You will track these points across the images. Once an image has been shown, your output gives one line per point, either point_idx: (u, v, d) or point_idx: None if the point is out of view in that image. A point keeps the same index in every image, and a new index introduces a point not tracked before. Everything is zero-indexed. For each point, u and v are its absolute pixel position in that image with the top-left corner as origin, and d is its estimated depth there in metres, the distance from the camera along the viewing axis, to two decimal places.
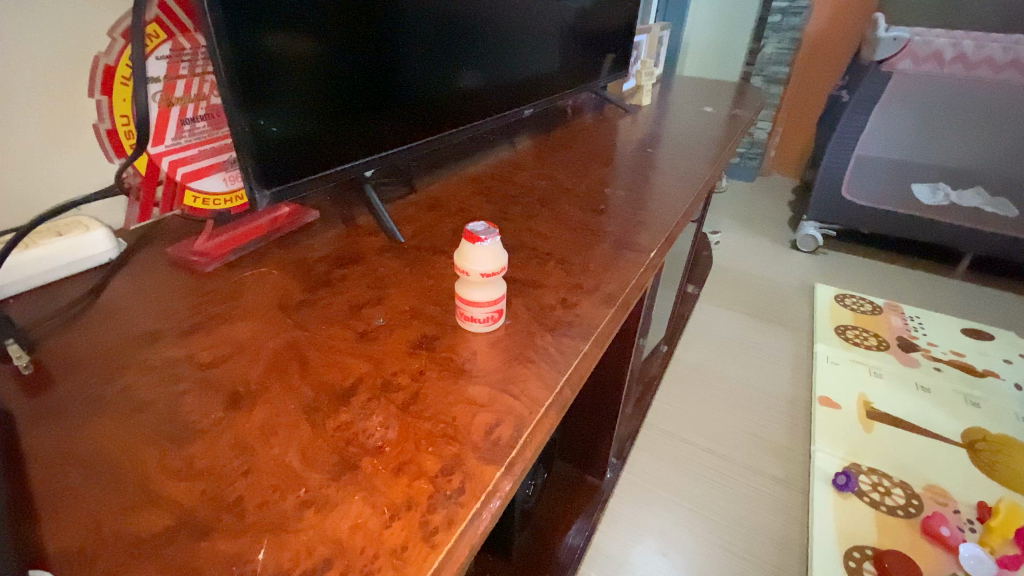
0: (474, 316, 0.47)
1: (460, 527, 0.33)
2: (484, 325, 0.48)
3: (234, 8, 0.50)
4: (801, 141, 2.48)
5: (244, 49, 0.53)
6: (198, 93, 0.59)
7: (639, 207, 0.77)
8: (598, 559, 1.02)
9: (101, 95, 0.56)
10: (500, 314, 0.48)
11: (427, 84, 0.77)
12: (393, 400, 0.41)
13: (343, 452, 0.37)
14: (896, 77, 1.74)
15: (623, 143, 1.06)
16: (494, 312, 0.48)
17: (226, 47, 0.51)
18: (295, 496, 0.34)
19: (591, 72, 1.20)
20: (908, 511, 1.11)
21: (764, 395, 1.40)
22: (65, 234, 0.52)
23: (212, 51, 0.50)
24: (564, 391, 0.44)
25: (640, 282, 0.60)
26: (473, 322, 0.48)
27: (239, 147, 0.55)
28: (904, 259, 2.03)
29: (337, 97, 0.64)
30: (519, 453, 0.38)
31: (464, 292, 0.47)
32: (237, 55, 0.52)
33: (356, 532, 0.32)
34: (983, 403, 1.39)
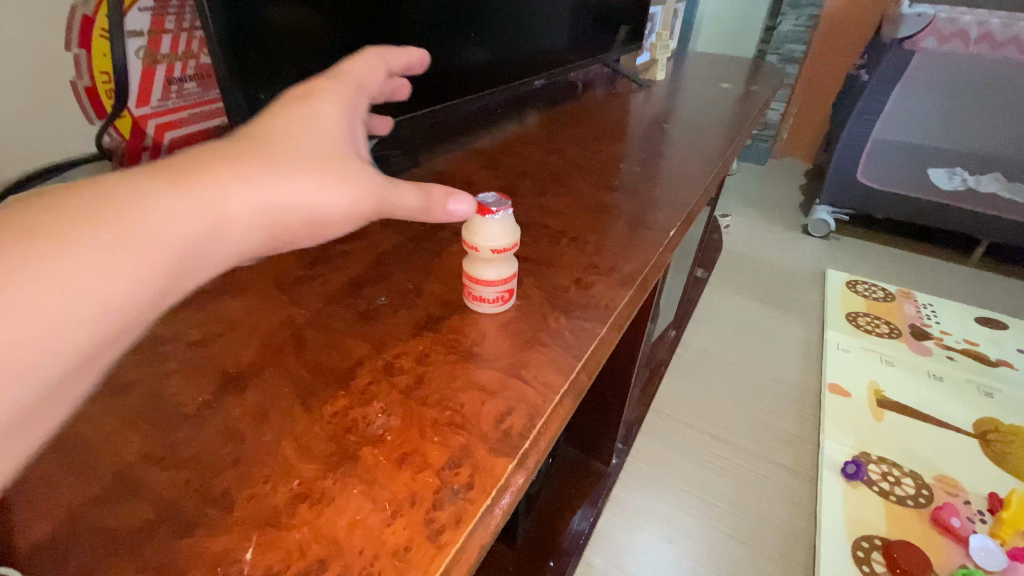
0: (483, 295, 0.44)
1: (468, 527, 0.30)
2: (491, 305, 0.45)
3: None
4: (816, 122, 2.41)
5: (238, 14, 0.49)
6: (186, 51, 0.54)
7: (655, 185, 0.74)
8: (602, 543, 1.00)
9: (79, 49, 0.48)
10: (511, 293, 0.45)
11: (434, 55, 0.73)
12: (396, 384, 0.38)
13: (341, 440, 0.34)
14: (917, 56, 1.63)
15: (636, 120, 1.01)
16: (505, 291, 0.44)
17: (221, 14, 0.48)
18: (288, 489, 0.31)
19: (603, 45, 1.15)
20: (918, 501, 1.09)
21: (773, 381, 1.37)
22: None
23: (204, 19, 0.47)
24: (580, 378, 0.41)
25: (659, 263, 0.57)
26: (481, 303, 0.45)
27: (233, 117, 0.52)
28: (918, 245, 1.99)
29: (340, 66, 0.61)
30: (533, 444, 0.35)
31: (472, 270, 0.44)
32: (234, 24, 0.49)
33: (354, 530, 0.29)
34: (996, 393, 1.36)
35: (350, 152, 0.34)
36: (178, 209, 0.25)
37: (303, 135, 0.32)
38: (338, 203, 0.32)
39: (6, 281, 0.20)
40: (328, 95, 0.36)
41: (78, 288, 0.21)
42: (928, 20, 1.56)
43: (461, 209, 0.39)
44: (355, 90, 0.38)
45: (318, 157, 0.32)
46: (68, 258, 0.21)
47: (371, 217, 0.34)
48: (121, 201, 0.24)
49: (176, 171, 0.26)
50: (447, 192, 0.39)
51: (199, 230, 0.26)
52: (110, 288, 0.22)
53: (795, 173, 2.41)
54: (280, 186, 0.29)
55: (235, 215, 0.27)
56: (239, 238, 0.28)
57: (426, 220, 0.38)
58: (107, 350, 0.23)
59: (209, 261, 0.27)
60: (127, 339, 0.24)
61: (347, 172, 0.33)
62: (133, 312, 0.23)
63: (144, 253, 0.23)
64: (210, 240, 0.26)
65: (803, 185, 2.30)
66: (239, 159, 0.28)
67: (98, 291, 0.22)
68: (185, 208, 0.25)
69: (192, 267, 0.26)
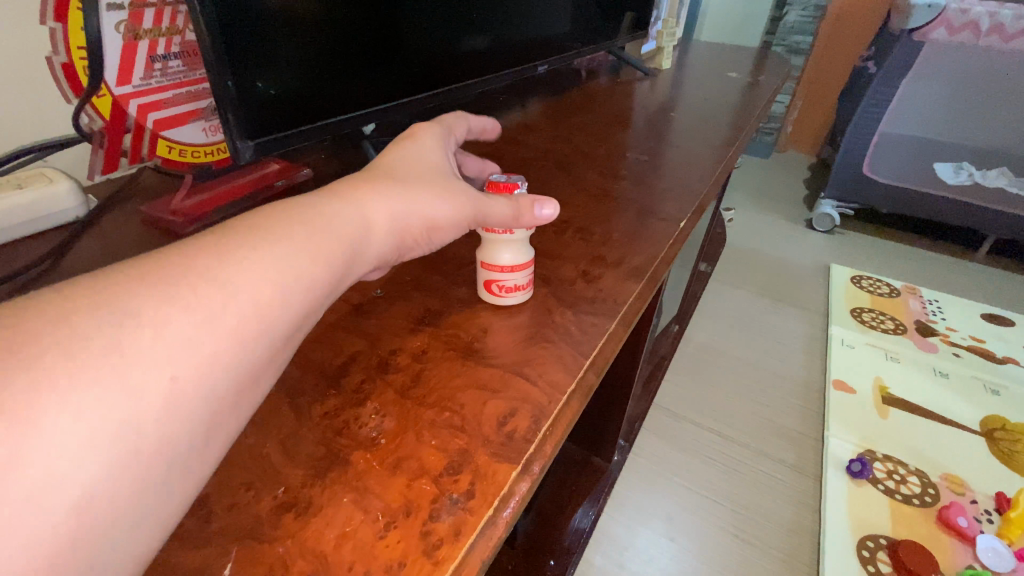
0: (503, 280, 0.42)
1: (467, 541, 0.27)
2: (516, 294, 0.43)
3: None
4: (821, 115, 2.38)
5: None
6: (170, 26, 0.51)
7: (661, 175, 0.71)
8: (603, 541, 0.99)
9: (54, 22, 0.45)
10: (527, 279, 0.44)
11: (432, 38, 0.70)
12: (392, 383, 0.36)
13: (331, 443, 0.32)
14: (927, 47, 1.59)
15: (641, 109, 0.98)
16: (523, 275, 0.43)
17: None
18: (272, 497, 0.29)
19: (607, 32, 1.12)
20: (924, 500, 1.07)
21: (777, 377, 1.35)
22: (27, 187, 0.47)
23: None
24: (587, 376, 0.38)
25: (669, 255, 0.54)
26: (502, 289, 0.42)
27: (220, 98, 0.49)
28: (924, 241, 1.96)
29: (334, 46, 0.58)
30: (539, 448, 0.33)
31: (491, 254, 0.41)
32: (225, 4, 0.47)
33: (343, 544, 0.27)
34: (1003, 391, 1.34)
35: (452, 174, 0.40)
36: (340, 219, 0.32)
37: (416, 162, 0.39)
38: (442, 214, 0.37)
39: (200, 289, 0.25)
40: (427, 134, 0.43)
41: (280, 279, 0.27)
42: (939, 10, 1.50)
43: (544, 213, 0.41)
44: (447, 134, 0.45)
45: (431, 175, 0.38)
46: (242, 272, 0.26)
47: (473, 223, 0.40)
48: (299, 214, 0.30)
49: (332, 192, 0.33)
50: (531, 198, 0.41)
51: (356, 234, 0.32)
52: (300, 279, 0.28)
53: (800, 167, 2.37)
54: (408, 198, 0.36)
55: (379, 222, 0.34)
56: (381, 241, 0.34)
57: (518, 226, 0.40)
58: (295, 330, 0.29)
59: (361, 260, 0.33)
60: (309, 324, 0.30)
61: (448, 189, 0.38)
62: (311, 301, 0.29)
63: (322, 251, 0.30)
64: (361, 242, 0.33)
65: (808, 179, 2.27)
66: (374, 182, 0.35)
67: (291, 283, 0.28)
68: (344, 218, 0.32)
69: (351, 264, 0.32)
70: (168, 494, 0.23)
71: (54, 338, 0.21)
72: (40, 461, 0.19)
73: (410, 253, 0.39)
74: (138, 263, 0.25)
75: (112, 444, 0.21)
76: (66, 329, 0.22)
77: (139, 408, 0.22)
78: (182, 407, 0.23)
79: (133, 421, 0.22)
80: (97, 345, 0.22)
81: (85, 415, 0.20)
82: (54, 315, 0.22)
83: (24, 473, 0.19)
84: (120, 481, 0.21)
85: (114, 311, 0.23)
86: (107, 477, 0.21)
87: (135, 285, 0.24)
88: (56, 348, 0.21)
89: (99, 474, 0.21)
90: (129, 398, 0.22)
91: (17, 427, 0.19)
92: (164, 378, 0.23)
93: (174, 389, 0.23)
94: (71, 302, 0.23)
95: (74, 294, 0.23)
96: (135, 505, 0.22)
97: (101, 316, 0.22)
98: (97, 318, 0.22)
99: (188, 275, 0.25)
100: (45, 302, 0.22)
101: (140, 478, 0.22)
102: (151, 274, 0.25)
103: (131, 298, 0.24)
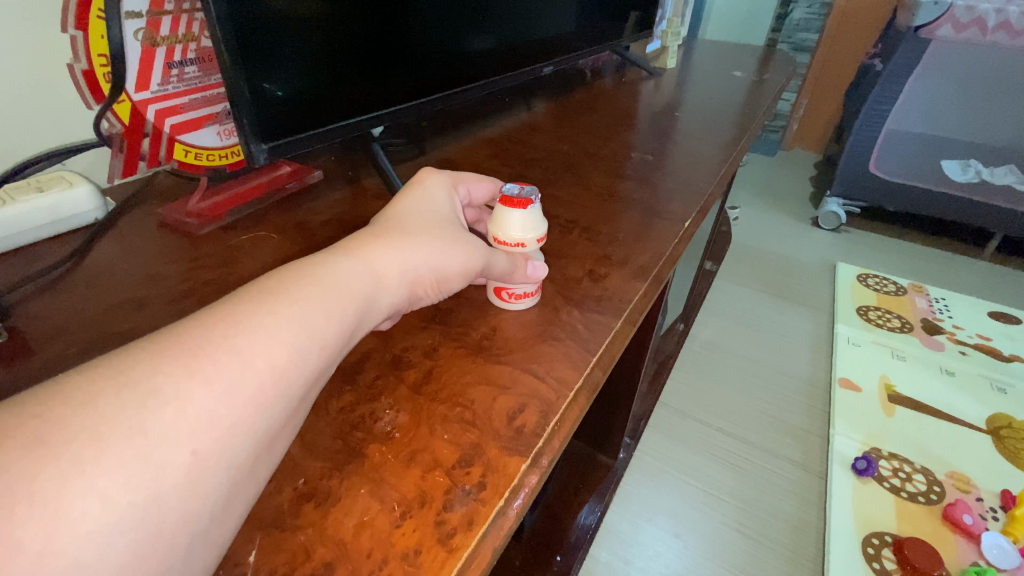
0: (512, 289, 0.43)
1: (481, 530, 0.28)
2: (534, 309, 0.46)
3: None
4: (828, 112, 2.37)
5: None
6: (187, 33, 0.52)
7: (666, 175, 0.71)
8: (609, 537, 1.00)
9: (75, 30, 0.46)
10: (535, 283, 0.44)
11: (438, 40, 0.71)
12: (404, 379, 0.37)
13: (348, 437, 0.33)
14: (933, 45, 1.59)
15: (646, 108, 0.99)
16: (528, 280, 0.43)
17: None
18: (292, 488, 0.30)
19: (612, 31, 1.12)
20: (929, 498, 1.07)
21: (783, 375, 1.35)
22: (47, 191, 0.49)
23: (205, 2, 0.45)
24: (594, 372, 0.39)
25: (674, 254, 0.55)
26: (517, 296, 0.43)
27: (234, 101, 0.50)
28: (931, 239, 1.95)
29: (344, 50, 0.59)
30: (548, 442, 0.34)
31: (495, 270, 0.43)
32: (236, 12, 0.48)
33: (362, 532, 0.28)
34: (1009, 389, 1.33)
35: (459, 225, 0.41)
36: (351, 275, 0.33)
37: (424, 212, 0.40)
38: (452, 265, 0.38)
39: (219, 359, 0.25)
40: (435, 181, 0.44)
41: (294, 341, 0.28)
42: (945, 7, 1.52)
43: (537, 273, 0.43)
44: (453, 180, 0.46)
45: (440, 225, 0.39)
46: (258, 335, 0.27)
47: (482, 272, 0.41)
48: (311, 274, 0.31)
49: (342, 248, 0.34)
50: (528, 260, 0.42)
51: (367, 290, 0.33)
52: (314, 339, 0.29)
53: (806, 164, 2.37)
54: (418, 249, 0.37)
55: (390, 275, 0.35)
56: (393, 293, 0.35)
57: (512, 283, 0.42)
58: (312, 387, 0.29)
59: (372, 314, 0.34)
60: (322, 381, 0.30)
61: (456, 239, 0.39)
62: (325, 361, 0.30)
63: (335, 310, 0.31)
64: (373, 295, 0.33)
65: (814, 176, 2.27)
66: (383, 235, 0.36)
67: (305, 346, 0.28)
68: (355, 274, 0.33)
69: (362, 318, 0.33)
70: (195, 560, 0.23)
71: (79, 423, 0.22)
72: (70, 550, 0.19)
73: (420, 301, 0.40)
74: (153, 337, 0.26)
75: (137, 525, 0.21)
76: (90, 414, 0.22)
77: (163, 486, 0.22)
78: (204, 482, 0.23)
79: (157, 500, 0.22)
80: (118, 426, 0.22)
81: (112, 499, 0.21)
82: (74, 400, 0.22)
83: (55, 563, 0.19)
84: (148, 558, 0.21)
85: (133, 391, 0.23)
86: (135, 556, 0.21)
87: (153, 361, 0.24)
88: (81, 433, 0.21)
89: (127, 556, 0.21)
90: (151, 479, 0.22)
91: (45, 514, 0.19)
92: (186, 454, 0.23)
93: (195, 466, 0.23)
94: (92, 384, 0.23)
95: (92, 376, 0.23)
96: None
97: (120, 398, 0.23)
98: (121, 400, 0.23)
99: (205, 347, 0.26)
100: (64, 386, 0.23)
101: (167, 553, 0.22)
102: (166, 349, 0.25)
103: (153, 375, 0.24)
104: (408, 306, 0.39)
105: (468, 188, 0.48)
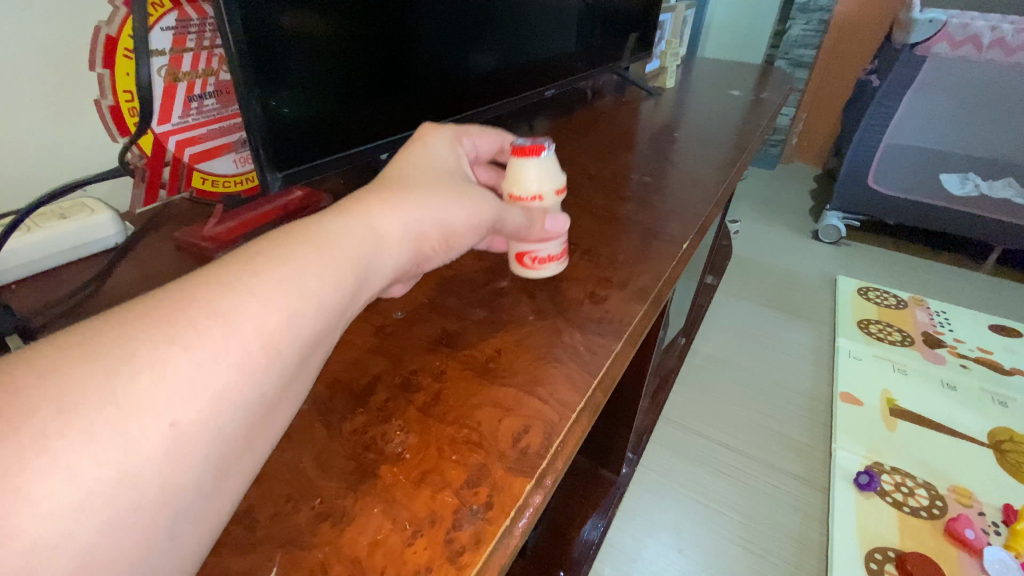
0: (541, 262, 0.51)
1: (488, 547, 0.30)
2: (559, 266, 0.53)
3: None
4: (827, 127, 2.39)
5: (255, 33, 0.50)
6: (207, 68, 0.55)
7: (665, 196, 0.73)
8: (613, 552, 1.01)
9: (103, 69, 0.49)
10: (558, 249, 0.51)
11: (442, 68, 0.74)
12: (413, 401, 0.38)
13: (361, 458, 0.34)
14: (931, 60, 1.61)
15: (646, 128, 1.01)
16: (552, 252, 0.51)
17: (239, 34, 0.49)
18: (309, 508, 0.31)
19: (612, 53, 1.15)
20: (932, 512, 1.07)
21: (785, 389, 1.36)
22: (70, 219, 0.51)
23: (224, 40, 0.48)
24: (595, 395, 0.41)
25: (673, 275, 0.57)
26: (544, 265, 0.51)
27: (250, 131, 0.53)
28: (932, 252, 1.96)
29: (353, 80, 0.62)
30: (551, 463, 0.35)
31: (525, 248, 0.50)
32: (247, 36, 0.50)
33: (375, 550, 0.29)
34: (1011, 402, 1.34)
35: (469, 180, 0.45)
36: (346, 235, 0.33)
37: (432, 168, 0.43)
38: (451, 221, 0.39)
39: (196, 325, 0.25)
40: (432, 140, 0.46)
41: (284, 302, 0.28)
42: (940, 25, 1.55)
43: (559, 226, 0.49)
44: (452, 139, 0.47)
45: (448, 181, 0.41)
46: (241, 299, 0.27)
47: (499, 224, 0.45)
48: (305, 234, 0.32)
49: (337, 209, 0.35)
50: (545, 213, 0.48)
51: (366, 249, 0.33)
52: (306, 297, 0.29)
53: (806, 178, 2.39)
54: (427, 205, 0.38)
55: (393, 233, 0.36)
56: (398, 251, 0.36)
57: (532, 235, 0.48)
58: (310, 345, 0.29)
59: (375, 269, 0.34)
60: (322, 339, 0.30)
61: (453, 198, 0.40)
62: (318, 324, 0.29)
63: (330, 266, 0.31)
64: (372, 251, 0.34)
65: (814, 190, 2.29)
66: (380, 195, 0.37)
67: (292, 310, 0.28)
68: (352, 232, 0.33)
69: (362, 274, 0.33)
70: (178, 531, 0.24)
71: (46, 395, 0.22)
72: (39, 525, 0.20)
73: (425, 262, 0.41)
74: (131, 305, 0.26)
75: (111, 498, 0.21)
76: (57, 383, 0.22)
77: (136, 457, 0.22)
78: (183, 456, 0.24)
79: (131, 474, 0.22)
80: (88, 397, 0.22)
81: (80, 475, 0.21)
82: (43, 368, 0.22)
83: (17, 543, 0.19)
84: (125, 531, 0.22)
85: (106, 358, 0.23)
86: (109, 530, 0.21)
87: (128, 328, 0.25)
88: (46, 406, 0.21)
89: (102, 529, 0.21)
90: (124, 453, 0.22)
91: (8, 491, 0.19)
92: (164, 426, 0.23)
93: (173, 437, 0.23)
94: (62, 353, 0.23)
95: (65, 344, 0.23)
96: (146, 551, 0.23)
97: (91, 367, 0.23)
98: (90, 368, 0.23)
99: (187, 311, 0.26)
100: (32, 356, 0.23)
101: (143, 525, 0.22)
102: (145, 316, 0.25)
103: (128, 343, 0.24)
104: (420, 266, 0.40)
105: (472, 140, 0.52)
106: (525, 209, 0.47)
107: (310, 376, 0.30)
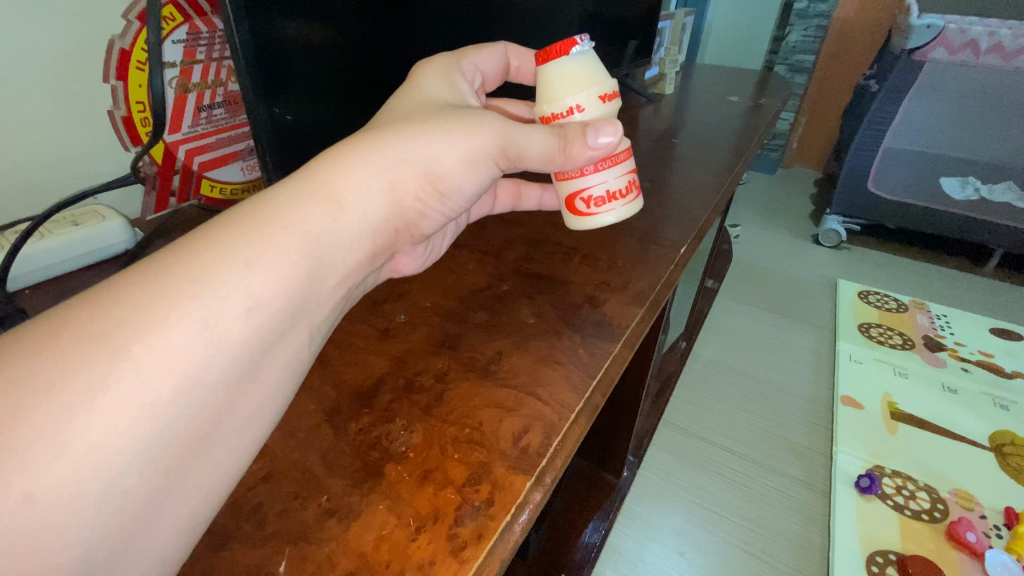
0: (595, 206, 0.50)
1: (489, 543, 0.31)
2: (626, 203, 0.51)
3: (255, 7, 0.49)
4: (827, 131, 2.41)
5: (264, 44, 0.51)
6: (215, 78, 0.57)
7: (664, 202, 0.74)
8: (614, 556, 1.01)
9: (116, 81, 0.54)
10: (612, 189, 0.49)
11: None
12: (416, 402, 0.39)
13: (366, 457, 0.35)
14: (927, 66, 1.63)
15: (646, 135, 1.02)
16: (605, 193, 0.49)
17: (249, 46, 0.50)
18: (317, 504, 0.32)
19: (612, 61, 1.17)
20: (933, 515, 1.07)
21: (785, 393, 1.37)
22: (81, 225, 0.52)
23: (233, 50, 0.49)
24: (594, 396, 0.42)
25: (671, 279, 0.58)
26: (598, 209, 0.50)
27: (257, 137, 0.55)
28: (932, 256, 1.97)
29: (355, 86, 0.63)
30: (551, 461, 0.36)
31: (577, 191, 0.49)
32: (257, 48, 0.51)
33: (380, 545, 0.30)
34: (1012, 406, 1.34)
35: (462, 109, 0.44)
36: (294, 207, 0.33)
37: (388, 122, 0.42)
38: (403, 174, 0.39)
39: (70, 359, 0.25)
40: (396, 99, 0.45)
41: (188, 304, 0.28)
42: (938, 31, 1.56)
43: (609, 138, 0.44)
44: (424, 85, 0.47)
45: (426, 119, 0.41)
46: (132, 317, 0.26)
47: (504, 151, 0.44)
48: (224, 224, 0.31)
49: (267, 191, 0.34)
50: (583, 127, 0.44)
51: (299, 219, 0.33)
52: (215, 293, 0.28)
53: (806, 182, 2.40)
54: (394, 154, 0.38)
55: (351, 194, 0.36)
56: (350, 213, 0.36)
57: (569, 158, 0.45)
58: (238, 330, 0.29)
59: (319, 233, 0.34)
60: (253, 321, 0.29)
61: (402, 152, 0.39)
62: (249, 310, 0.29)
63: (249, 248, 0.30)
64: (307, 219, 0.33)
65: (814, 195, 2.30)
66: (315, 164, 0.36)
67: (221, 303, 0.28)
68: (280, 209, 0.33)
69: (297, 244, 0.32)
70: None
71: None
72: None
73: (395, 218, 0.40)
74: (55, 313, 0.26)
75: (27, 529, 0.22)
76: None
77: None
78: (56, 510, 0.23)
79: None
80: None
81: None
82: None
83: None
84: None
85: None
86: None
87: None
88: None
89: None
90: None
91: None
92: (26, 487, 0.22)
93: (37, 494, 0.23)
94: None
95: None
96: None
97: None
98: None
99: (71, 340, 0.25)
100: None
101: (71, 546, 0.23)
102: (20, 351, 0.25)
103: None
104: (403, 225, 0.41)
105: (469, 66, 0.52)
106: (539, 128, 0.44)
107: (258, 366, 0.30)
